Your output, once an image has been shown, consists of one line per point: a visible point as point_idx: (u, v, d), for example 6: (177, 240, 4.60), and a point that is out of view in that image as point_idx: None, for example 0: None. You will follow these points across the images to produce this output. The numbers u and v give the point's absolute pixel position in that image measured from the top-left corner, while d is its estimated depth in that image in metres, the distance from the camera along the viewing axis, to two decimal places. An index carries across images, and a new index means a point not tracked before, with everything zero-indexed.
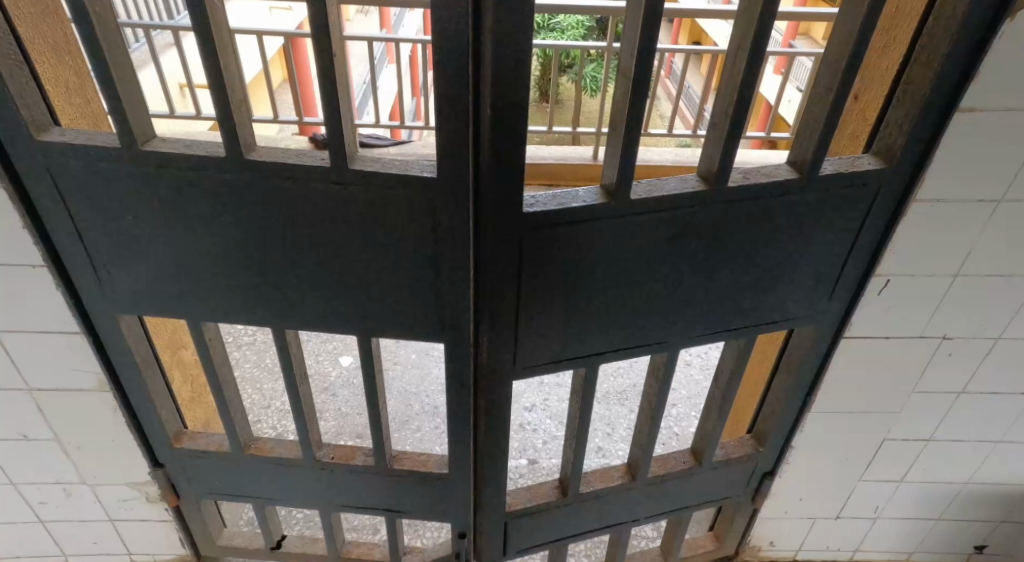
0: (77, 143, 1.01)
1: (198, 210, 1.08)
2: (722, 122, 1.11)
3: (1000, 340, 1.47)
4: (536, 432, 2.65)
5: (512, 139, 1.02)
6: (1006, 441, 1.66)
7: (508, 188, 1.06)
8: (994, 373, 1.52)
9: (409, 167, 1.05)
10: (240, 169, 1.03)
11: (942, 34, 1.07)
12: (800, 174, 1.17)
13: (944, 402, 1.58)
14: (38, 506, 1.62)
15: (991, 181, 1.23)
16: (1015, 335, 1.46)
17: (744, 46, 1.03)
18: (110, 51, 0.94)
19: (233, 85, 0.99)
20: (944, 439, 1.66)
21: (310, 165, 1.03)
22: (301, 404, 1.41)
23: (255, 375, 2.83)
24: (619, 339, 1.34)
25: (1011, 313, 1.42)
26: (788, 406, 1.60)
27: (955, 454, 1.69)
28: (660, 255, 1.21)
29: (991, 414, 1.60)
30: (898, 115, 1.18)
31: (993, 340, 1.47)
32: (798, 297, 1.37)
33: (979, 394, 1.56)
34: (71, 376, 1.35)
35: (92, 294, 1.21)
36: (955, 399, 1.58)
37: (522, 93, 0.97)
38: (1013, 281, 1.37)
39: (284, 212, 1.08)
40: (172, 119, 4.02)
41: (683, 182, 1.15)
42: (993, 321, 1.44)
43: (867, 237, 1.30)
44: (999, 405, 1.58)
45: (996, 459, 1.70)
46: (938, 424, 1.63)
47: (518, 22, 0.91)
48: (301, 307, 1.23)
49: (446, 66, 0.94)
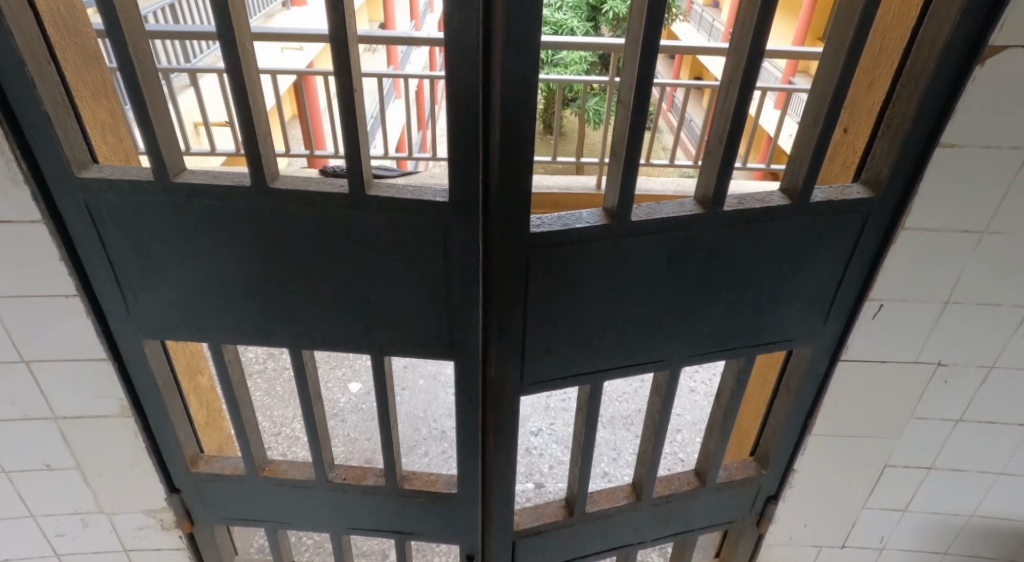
0: (114, 177, 1.08)
1: (222, 236, 1.14)
2: (716, 149, 1.17)
3: (994, 370, 1.50)
4: (542, 457, 2.68)
5: (519, 167, 1.09)
6: (1008, 473, 1.68)
7: (515, 213, 1.13)
8: (991, 402, 1.55)
9: (422, 193, 1.12)
10: (263, 197, 1.10)
11: (922, 71, 1.15)
12: (793, 201, 1.23)
13: (943, 430, 1.61)
14: (55, 539, 1.66)
15: (975, 212, 1.29)
16: (1008, 364, 1.49)
17: (735, 80, 1.10)
18: (149, 92, 1.02)
19: (260, 119, 1.06)
20: (946, 468, 1.68)
21: (330, 191, 1.10)
22: (315, 425, 1.45)
23: (266, 403, 2.88)
24: (621, 359, 1.39)
25: (1004, 342, 1.46)
26: (789, 425, 1.63)
27: (957, 483, 1.70)
28: (660, 276, 1.27)
29: (992, 444, 1.62)
30: (883, 146, 1.25)
31: (987, 369, 1.50)
32: (794, 318, 1.42)
33: (977, 423, 1.59)
34: (95, 403, 1.40)
35: (119, 319, 1.27)
36: (953, 427, 1.60)
37: (528, 125, 1.05)
38: (1005, 308, 1.41)
39: (303, 238, 1.15)
40: (186, 156, 4.13)
41: (680, 206, 1.22)
42: (986, 350, 1.47)
43: (861, 260, 1.35)
44: (998, 434, 1.60)
45: (1000, 491, 1.72)
46: (939, 452, 1.65)
47: (524, 59, 0.99)
48: (317, 328, 1.28)
49: (459, 101, 1.02)
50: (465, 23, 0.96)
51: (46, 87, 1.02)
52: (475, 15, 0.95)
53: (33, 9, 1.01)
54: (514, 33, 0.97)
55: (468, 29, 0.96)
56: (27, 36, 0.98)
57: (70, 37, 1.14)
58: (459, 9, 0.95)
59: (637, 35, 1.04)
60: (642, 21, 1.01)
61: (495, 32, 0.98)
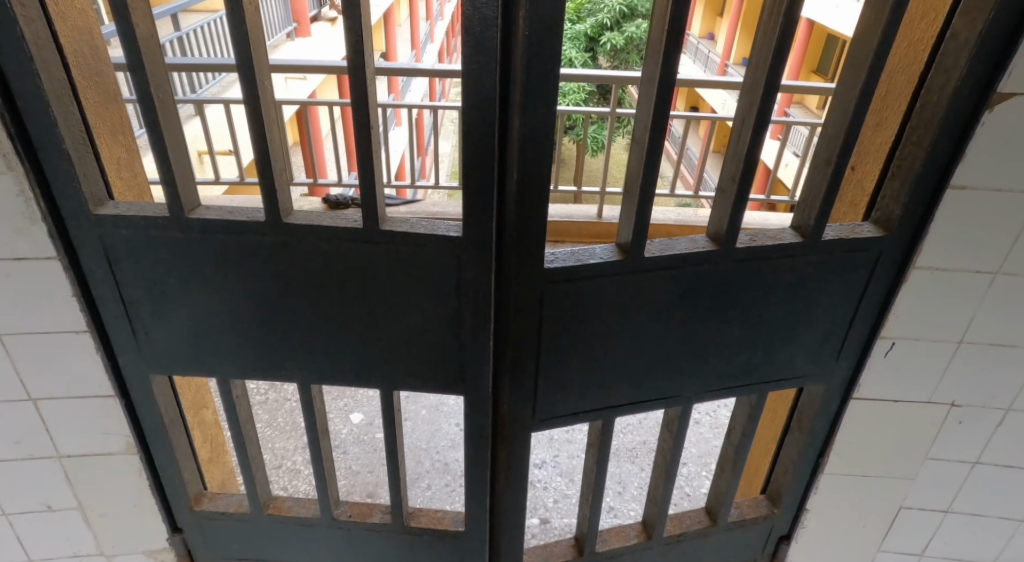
0: (130, 215, 1.08)
1: (237, 270, 1.14)
2: (729, 188, 1.18)
3: (1010, 412, 1.49)
4: (546, 490, 2.64)
5: (535, 203, 1.09)
6: None
7: (531, 250, 1.13)
8: (1008, 445, 1.54)
9: (436, 227, 1.11)
10: (279, 233, 1.10)
11: (930, 118, 1.19)
12: (805, 238, 1.25)
13: (959, 473, 1.59)
14: None
15: (988, 253, 1.30)
16: None
17: (749, 121, 1.12)
18: (167, 128, 1.02)
19: (276, 156, 1.06)
20: (964, 512, 1.65)
21: (344, 226, 1.09)
22: (323, 461, 1.42)
23: (267, 435, 2.85)
24: (634, 394, 1.37)
25: (1019, 384, 1.45)
26: (800, 464, 1.62)
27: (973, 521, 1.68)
28: (674, 311, 1.27)
29: (1010, 488, 1.60)
30: (892, 188, 1.28)
31: (1003, 410, 1.49)
32: (807, 352, 1.43)
33: (995, 465, 1.57)
34: (100, 440, 1.37)
35: (129, 356, 1.25)
36: (970, 470, 1.58)
37: (545, 162, 1.05)
38: (1019, 349, 1.41)
39: (316, 272, 1.14)
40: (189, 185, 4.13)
41: (693, 243, 1.22)
42: (1001, 391, 1.46)
43: (872, 295, 1.36)
44: (1016, 478, 1.58)
45: (1021, 537, 1.68)
46: (955, 495, 1.63)
47: (543, 98, 1.00)
48: (329, 362, 1.27)
49: (478, 142, 1.02)
50: (483, 64, 0.97)
51: (67, 127, 1.02)
52: (495, 57, 0.96)
53: (59, 51, 1.02)
54: (533, 75, 0.98)
55: (488, 70, 0.97)
56: (52, 79, 0.98)
57: (92, 77, 1.14)
58: (477, 52, 0.96)
59: (652, 75, 1.05)
60: (658, 60, 1.02)
61: (514, 73, 0.99)
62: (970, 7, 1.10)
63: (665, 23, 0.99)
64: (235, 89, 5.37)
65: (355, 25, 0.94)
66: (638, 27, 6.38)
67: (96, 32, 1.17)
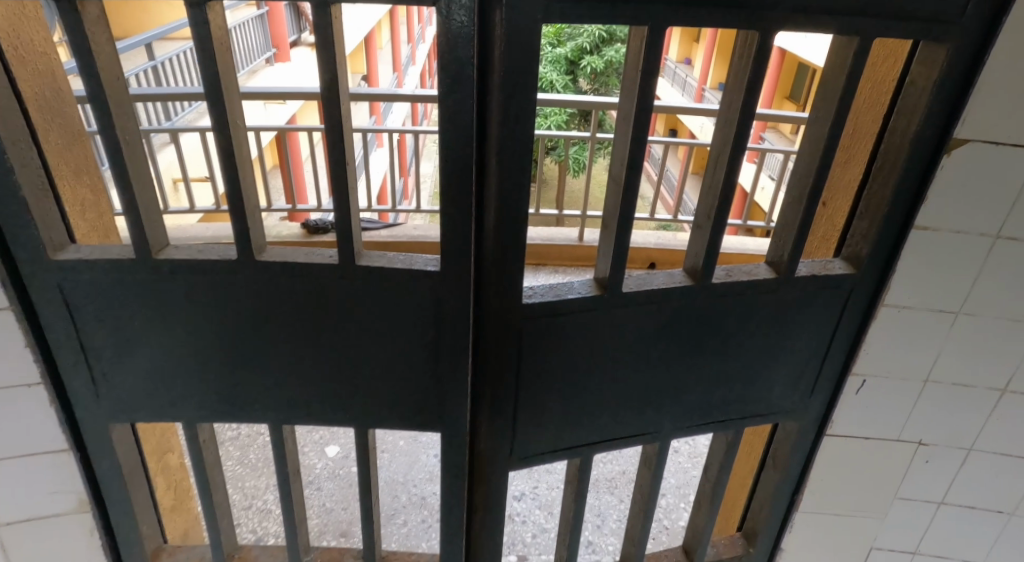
0: (92, 258, 1.05)
1: (205, 311, 1.11)
2: (705, 223, 1.18)
3: (972, 451, 1.55)
4: (524, 524, 2.62)
5: (513, 241, 1.08)
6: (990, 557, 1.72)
7: (509, 288, 1.12)
8: (970, 484, 1.60)
9: (413, 261, 1.10)
10: (250, 272, 1.08)
11: (895, 159, 1.22)
12: (779, 274, 1.26)
13: (926, 511, 1.66)
14: None
15: (948, 294, 1.36)
16: (986, 447, 1.55)
17: (723, 158, 1.12)
18: (133, 170, 1.01)
19: (249, 192, 1.05)
20: (931, 545, 1.72)
21: (319, 261, 1.08)
22: (291, 504, 1.39)
23: (235, 475, 2.87)
24: (613, 430, 1.36)
25: (980, 424, 1.52)
26: (775, 506, 1.69)
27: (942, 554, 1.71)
28: (652, 346, 1.26)
29: (970, 525, 1.66)
30: (863, 226, 1.31)
31: (966, 451, 1.56)
32: (781, 389, 1.45)
33: (956, 503, 1.64)
34: (48, 501, 1.33)
35: (86, 407, 1.21)
36: (936, 511, 1.66)
37: (522, 199, 1.05)
38: (979, 390, 1.47)
39: (287, 312, 1.12)
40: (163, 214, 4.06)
41: (670, 277, 1.22)
42: (962, 432, 1.53)
43: (844, 333, 1.41)
44: (975, 516, 1.64)
45: None
46: (924, 530, 1.70)
47: (521, 138, 1.00)
48: (300, 403, 1.24)
49: (454, 180, 1.02)
50: (459, 102, 0.97)
51: (25, 173, 0.99)
52: (470, 97, 0.96)
53: (18, 97, 1.00)
54: (511, 115, 0.98)
55: (464, 109, 0.97)
56: (9, 126, 0.96)
57: (54, 119, 1.11)
58: (452, 90, 0.96)
59: (628, 111, 1.05)
60: (635, 94, 1.03)
61: (491, 113, 0.99)
62: (924, 55, 1.14)
63: (642, 57, 0.99)
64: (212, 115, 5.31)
65: (330, 64, 0.94)
66: (617, 52, 6.47)
67: (59, 74, 1.15)
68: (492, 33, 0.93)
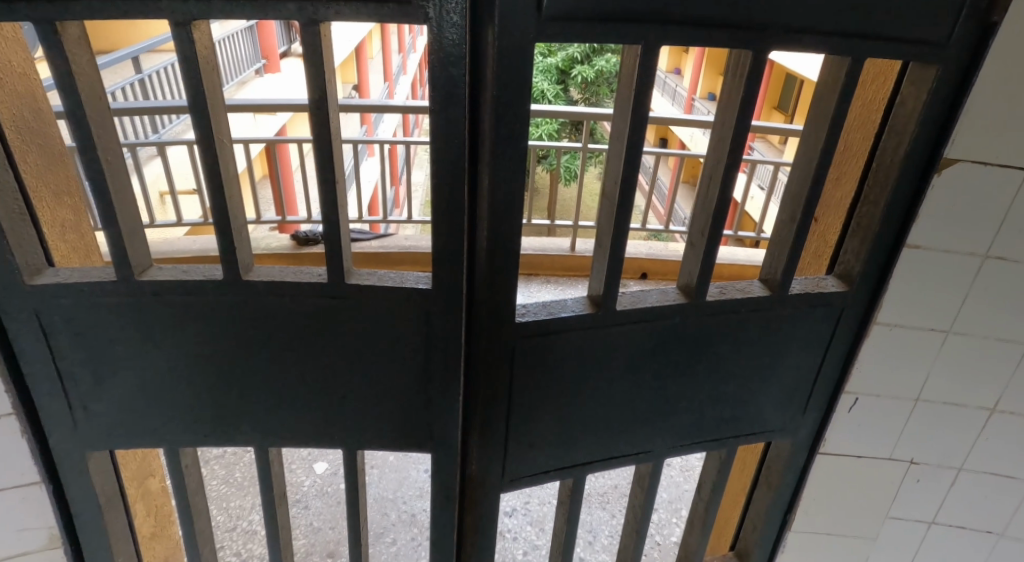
0: (71, 282, 1.03)
1: (189, 333, 1.09)
2: (698, 241, 1.18)
3: (962, 472, 1.56)
4: (516, 541, 2.60)
5: (506, 260, 1.07)
6: None
7: (501, 307, 1.10)
8: (959, 506, 1.60)
9: (404, 279, 1.08)
10: (236, 293, 1.06)
11: (886, 177, 1.22)
12: (772, 292, 1.26)
13: (918, 533, 1.67)
14: None
15: (939, 314, 1.36)
16: (976, 468, 1.56)
17: (717, 176, 1.12)
18: (115, 191, 0.99)
19: (236, 211, 1.03)
20: None
21: (308, 281, 1.06)
22: (276, 527, 1.38)
23: (219, 495, 2.85)
24: (606, 450, 1.35)
25: (967, 447, 1.53)
26: (769, 523, 1.70)
27: None
28: (645, 364, 1.25)
29: (962, 547, 1.67)
30: (854, 243, 1.31)
31: (955, 471, 1.56)
32: (774, 407, 1.44)
33: (948, 527, 1.64)
34: (20, 537, 1.30)
35: (61, 436, 1.18)
36: (927, 531, 1.66)
37: (515, 218, 1.04)
38: (969, 410, 1.48)
39: (274, 334, 1.10)
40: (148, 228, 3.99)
41: (664, 295, 1.21)
42: (951, 454, 1.54)
43: (836, 350, 1.40)
44: (963, 540, 1.65)
45: None
46: (917, 550, 1.70)
47: (513, 158, 0.99)
48: (288, 426, 1.22)
49: (446, 199, 1.01)
50: (451, 121, 0.96)
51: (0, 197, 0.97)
52: (461, 116, 0.96)
53: None
54: (502, 135, 0.97)
55: (456, 128, 0.96)
56: None
57: (32, 138, 1.09)
58: (444, 109, 0.95)
59: (621, 130, 1.05)
60: (629, 110, 1.02)
61: (482, 134, 0.98)
62: (914, 74, 1.14)
63: (636, 75, 0.98)
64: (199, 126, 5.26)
65: (319, 83, 0.93)
66: (607, 62, 6.49)
67: (37, 93, 1.14)
68: (483, 53, 0.93)
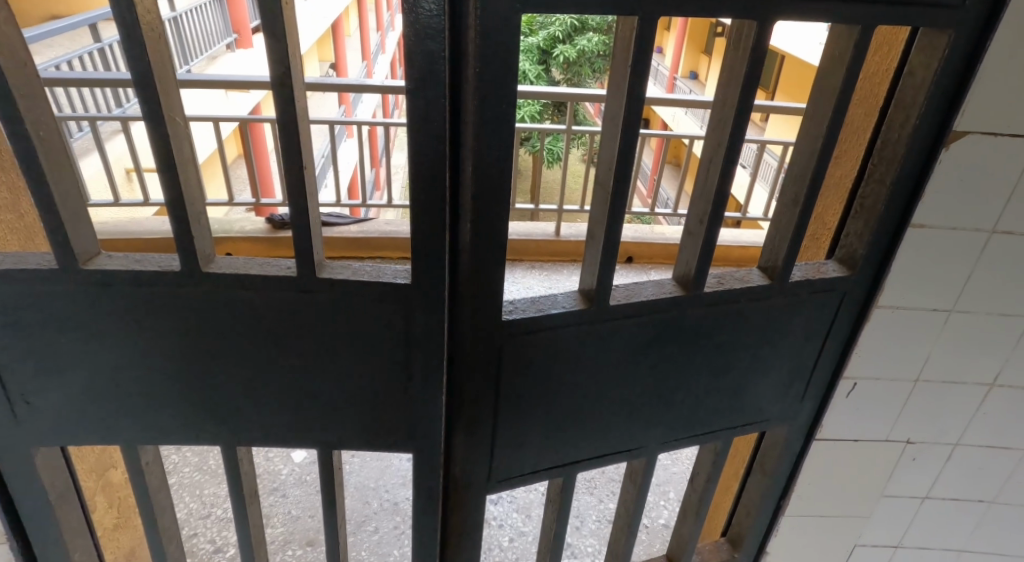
0: (7, 270, 0.93)
1: (146, 326, 1.00)
2: (696, 229, 1.10)
3: (958, 446, 1.57)
4: (502, 528, 2.55)
5: (492, 250, 0.99)
6: (968, 549, 1.78)
7: (487, 300, 1.03)
8: (955, 478, 1.62)
9: (381, 273, 1.01)
10: (198, 284, 0.97)
11: (891, 158, 1.17)
12: (772, 280, 1.20)
13: (911, 507, 1.69)
14: None
15: (941, 294, 1.32)
16: (972, 442, 1.56)
17: (717, 159, 1.04)
18: (52, 171, 0.89)
19: (193, 198, 0.94)
20: (916, 539, 1.76)
21: (274, 274, 0.98)
22: (247, 524, 1.31)
23: (190, 483, 2.76)
24: (598, 446, 1.29)
25: (970, 416, 1.52)
26: (762, 511, 1.67)
27: (925, 545, 1.75)
28: (639, 359, 1.19)
29: (955, 517, 1.70)
30: (857, 227, 1.26)
31: (952, 446, 1.57)
32: (770, 396, 1.40)
33: (941, 499, 1.67)
34: None
35: (5, 430, 1.09)
36: (920, 505, 1.68)
37: (502, 205, 0.95)
38: (968, 385, 1.47)
39: (240, 327, 1.02)
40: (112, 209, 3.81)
41: (660, 286, 1.14)
42: (949, 430, 1.54)
43: (835, 337, 1.36)
44: (959, 508, 1.68)
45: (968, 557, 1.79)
46: (910, 524, 1.73)
47: (499, 142, 0.91)
48: (257, 424, 1.15)
49: (426, 185, 0.92)
50: (430, 100, 0.87)
51: None
52: (441, 95, 0.87)
53: None
54: (487, 116, 0.89)
55: (435, 108, 0.87)
56: None
57: None
58: (421, 88, 0.86)
59: (615, 114, 0.95)
60: (624, 91, 0.92)
61: (465, 114, 0.89)
62: (922, 50, 1.08)
63: (631, 54, 0.89)
64: None
65: (280, 57, 0.83)
66: (589, 41, 6.36)
67: None
68: (464, 25, 0.84)
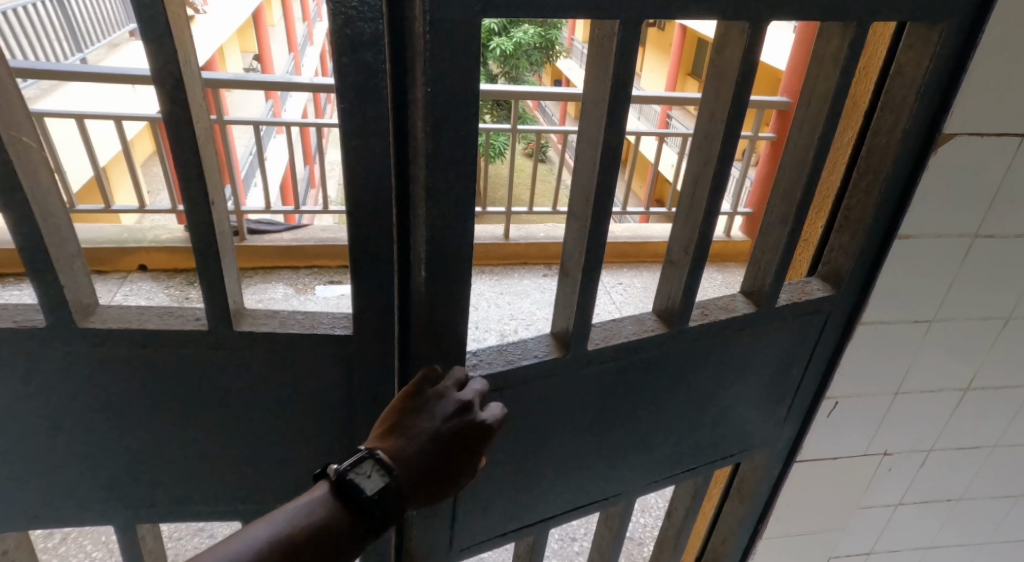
0: None
1: (9, 398, 0.80)
2: (681, 259, 0.98)
3: (932, 452, 1.52)
4: None
5: (450, 296, 0.83)
6: (936, 547, 1.75)
7: (446, 352, 0.87)
8: (928, 483, 1.58)
9: (315, 323, 0.84)
10: (76, 345, 0.77)
11: (880, 169, 1.07)
12: (759, 306, 1.09)
13: (885, 515, 1.64)
14: None
15: (923, 305, 1.25)
16: (945, 447, 1.52)
17: (704, 179, 0.91)
18: None
19: (59, 237, 0.73)
20: (890, 544, 1.71)
21: (177, 326, 0.80)
22: None
23: (96, 529, 2.51)
24: (573, 494, 1.15)
25: (944, 422, 1.47)
26: (739, 535, 1.58)
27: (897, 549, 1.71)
28: (616, 401, 1.05)
29: (926, 519, 1.66)
30: (841, 242, 1.16)
31: (926, 452, 1.52)
32: (751, 425, 1.30)
33: (915, 504, 1.62)
34: None
35: None
36: (893, 512, 1.63)
37: (461, 241, 0.79)
38: (945, 393, 1.41)
39: (136, 392, 0.83)
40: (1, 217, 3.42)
41: (639, 322, 1.01)
42: (925, 438, 1.49)
43: (818, 359, 1.27)
44: (930, 510, 1.64)
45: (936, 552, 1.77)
46: (882, 531, 1.68)
47: (457, 169, 0.74)
48: (166, 500, 0.96)
49: (365, 221, 0.76)
50: (368, 119, 0.70)
51: None
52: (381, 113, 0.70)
53: None
54: (440, 139, 0.72)
55: (374, 128, 0.71)
56: None
57: None
58: (357, 107, 0.69)
59: (592, 133, 0.80)
60: (602, 104, 0.77)
61: (411, 136, 0.72)
62: (912, 51, 0.98)
63: (609, 60, 0.74)
64: (59, 94, 4.56)
65: (163, 62, 0.63)
66: (525, 33, 6.20)
67: None
68: (407, 26, 0.66)
